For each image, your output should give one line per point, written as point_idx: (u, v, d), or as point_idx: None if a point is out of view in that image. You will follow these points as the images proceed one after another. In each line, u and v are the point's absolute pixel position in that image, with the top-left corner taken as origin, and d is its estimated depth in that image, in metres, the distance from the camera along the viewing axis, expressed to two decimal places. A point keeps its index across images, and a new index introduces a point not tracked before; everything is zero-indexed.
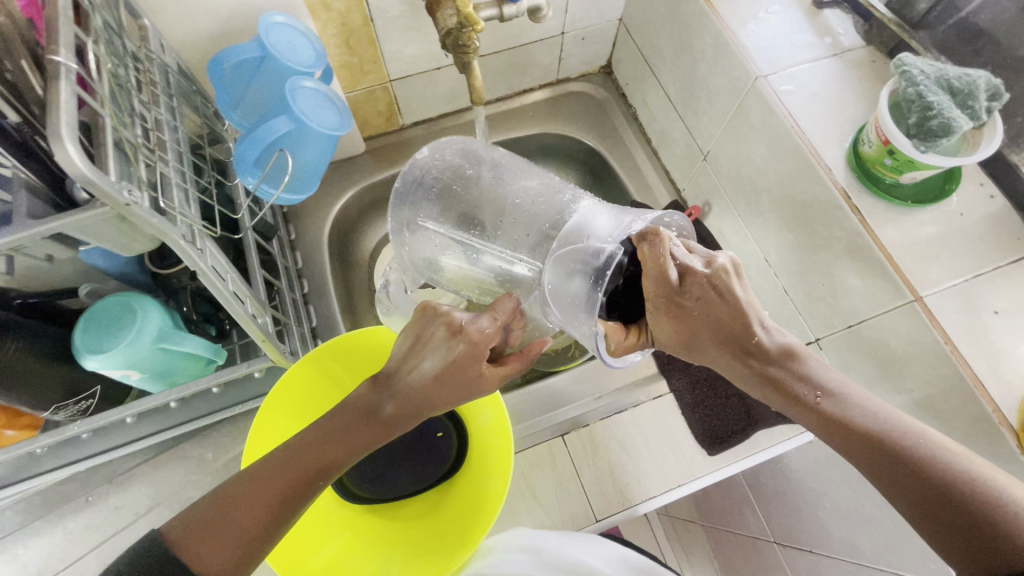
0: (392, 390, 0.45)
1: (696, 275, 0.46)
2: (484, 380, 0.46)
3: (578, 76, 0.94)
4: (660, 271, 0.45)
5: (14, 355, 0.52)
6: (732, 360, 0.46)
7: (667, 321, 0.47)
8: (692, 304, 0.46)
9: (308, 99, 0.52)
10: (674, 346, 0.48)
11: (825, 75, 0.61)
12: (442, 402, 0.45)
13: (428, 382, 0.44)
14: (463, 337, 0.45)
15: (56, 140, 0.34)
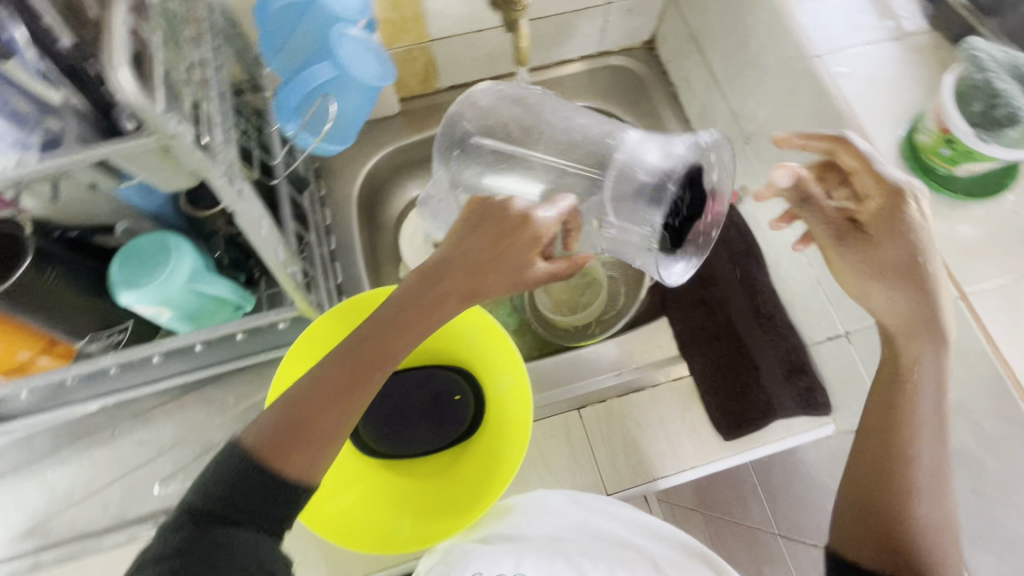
0: (433, 279, 0.48)
1: (812, 183, 0.55)
2: (521, 256, 0.47)
3: (619, 50, 0.92)
4: (821, 209, 0.55)
5: (53, 283, 0.53)
6: (900, 281, 0.49)
7: (864, 239, 0.51)
8: (870, 224, 0.51)
9: (353, 48, 0.51)
10: (901, 258, 0.49)
11: (884, 59, 0.59)
12: (484, 280, 0.47)
13: (463, 261, 0.48)
14: (483, 222, 0.48)
15: (112, 63, 0.34)
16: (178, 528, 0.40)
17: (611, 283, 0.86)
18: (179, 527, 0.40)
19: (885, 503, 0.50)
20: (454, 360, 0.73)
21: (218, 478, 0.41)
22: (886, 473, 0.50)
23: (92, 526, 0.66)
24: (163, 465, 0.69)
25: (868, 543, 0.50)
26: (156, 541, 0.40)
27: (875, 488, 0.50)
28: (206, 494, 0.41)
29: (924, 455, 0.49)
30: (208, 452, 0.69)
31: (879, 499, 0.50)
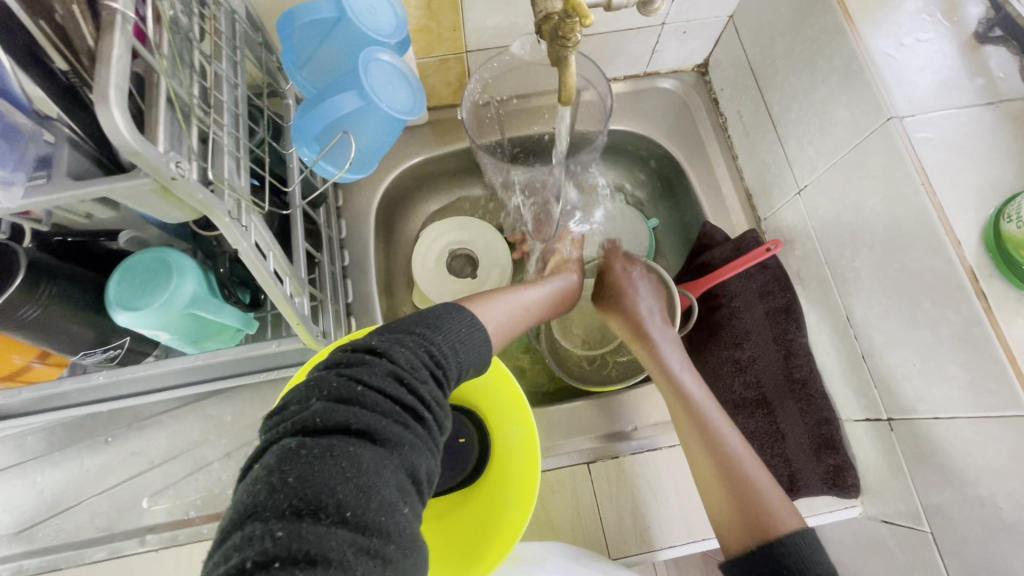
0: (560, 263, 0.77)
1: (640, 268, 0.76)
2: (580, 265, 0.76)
3: (668, 72, 0.85)
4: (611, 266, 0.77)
5: (47, 301, 0.50)
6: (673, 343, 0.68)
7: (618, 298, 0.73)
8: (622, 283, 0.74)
9: (381, 74, 0.46)
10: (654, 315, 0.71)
11: (972, 125, 0.52)
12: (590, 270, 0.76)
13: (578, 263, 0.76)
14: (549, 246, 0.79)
15: (102, 104, 0.30)
16: (405, 351, 0.41)
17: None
18: (419, 364, 0.41)
19: (717, 487, 0.55)
20: (461, 399, 0.69)
21: (460, 337, 0.47)
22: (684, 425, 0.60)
23: (76, 536, 0.65)
24: (154, 479, 0.67)
25: (731, 516, 0.53)
26: (392, 350, 0.41)
27: (707, 458, 0.57)
28: (433, 334, 0.45)
29: (694, 390, 0.62)
30: (200, 470, 0.67)
31: (711, 482, 0.56)
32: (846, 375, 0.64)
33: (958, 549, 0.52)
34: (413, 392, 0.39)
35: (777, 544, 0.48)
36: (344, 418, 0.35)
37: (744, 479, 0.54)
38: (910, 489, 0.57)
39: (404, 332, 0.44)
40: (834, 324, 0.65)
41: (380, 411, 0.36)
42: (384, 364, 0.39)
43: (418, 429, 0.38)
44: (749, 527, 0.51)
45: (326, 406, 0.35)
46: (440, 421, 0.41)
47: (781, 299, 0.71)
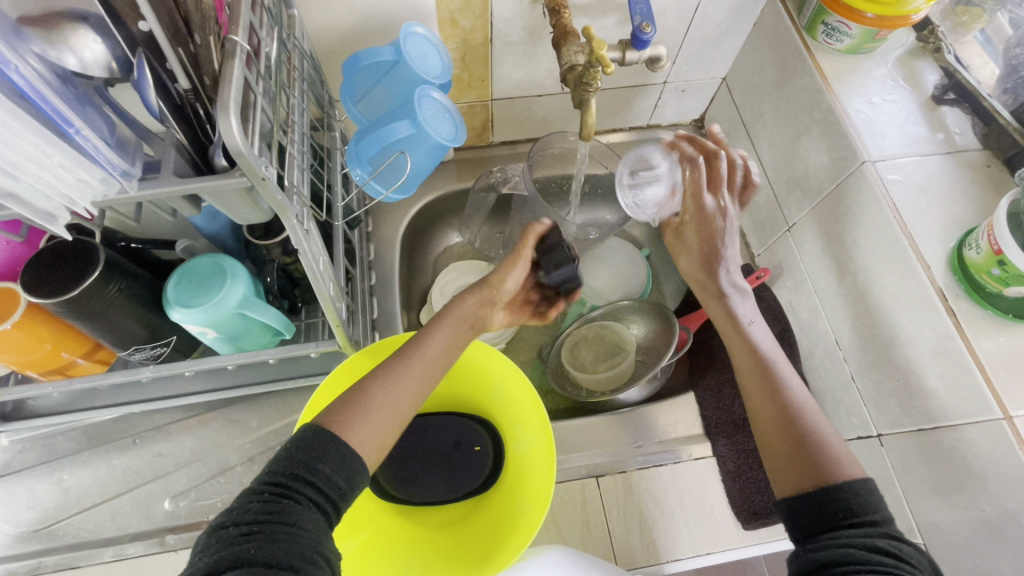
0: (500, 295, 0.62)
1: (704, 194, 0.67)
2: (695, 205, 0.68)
3: (668, 125, 0.95)
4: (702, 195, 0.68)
5: (113, 296, 0.55)
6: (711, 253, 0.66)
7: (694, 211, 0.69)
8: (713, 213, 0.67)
9: (432, 108, 0.55)
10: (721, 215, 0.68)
11: (935, 170, 0.60)
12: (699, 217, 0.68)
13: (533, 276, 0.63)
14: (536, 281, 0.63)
15: (223, 112, 0.37)
16: (256, 499, 0.39)
17: (638, 366, 0.81)
18: (275, 486, 0.40)
19: (784, 423, 0.50)
20: (476, 410, 0.73)
21: (324, 442, 0.43)
22: (767, 402, 0.52)
23: (96, 535, 0.66)
24: (177, 480, 0.69)
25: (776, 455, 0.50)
26: (256, 483, 0.41)
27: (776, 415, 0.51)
28: (298, 461, 0.42)
29: (764, 342, 0.57)
30: (223, 473, 0.69)
31: (772, 423, 0.51)
32: (836, 396, 0.69)
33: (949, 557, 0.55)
34: (272, 512, 0.39)
35: (830, 493, 0.44)
36: (203, 565, 0.36)
37: (810, 429, 0.49)
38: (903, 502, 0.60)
39: (267, 469, 0.41)
40: (825, 348, 0.70)
41: (240, 565, 0.35)
42: (236, 517, 0.38)
43: (282, 538, 0.37)
44: (796, 474, 0.47)
45: (191, 568, 0.36)
46: (320, 547, 0.39)
47: (775, 327, 0.77)
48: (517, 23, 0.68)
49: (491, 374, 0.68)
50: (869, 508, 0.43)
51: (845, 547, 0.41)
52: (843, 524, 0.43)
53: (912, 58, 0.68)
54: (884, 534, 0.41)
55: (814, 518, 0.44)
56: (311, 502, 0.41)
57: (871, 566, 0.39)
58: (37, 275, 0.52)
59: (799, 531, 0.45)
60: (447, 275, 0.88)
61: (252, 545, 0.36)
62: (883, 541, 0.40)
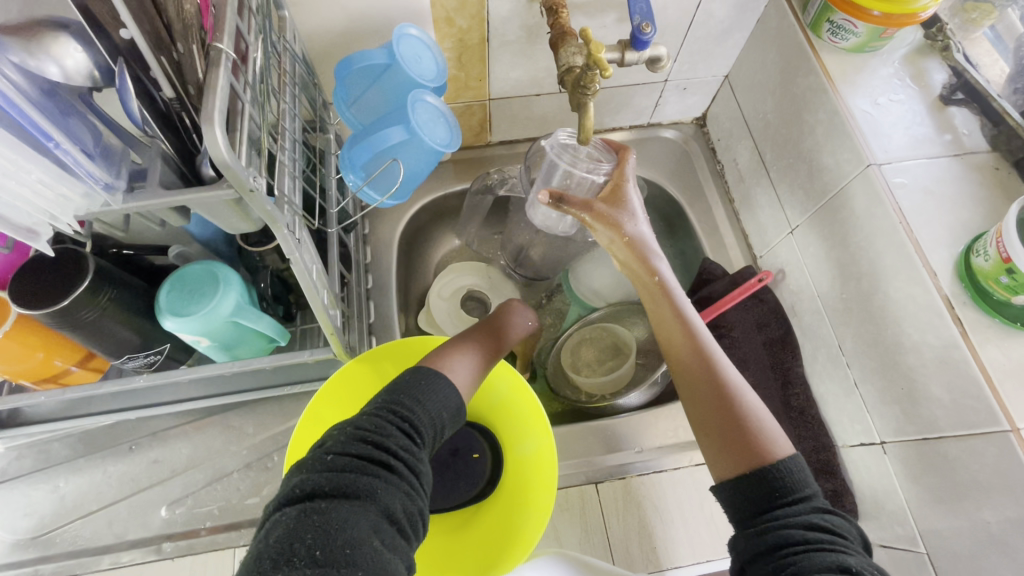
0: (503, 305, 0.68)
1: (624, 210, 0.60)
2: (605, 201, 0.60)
3: (670, 123, 0.94)
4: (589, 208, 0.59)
5: (103, 306, 0.54)
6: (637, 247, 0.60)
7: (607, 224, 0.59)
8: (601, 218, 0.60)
9: (426, 112, 0.53)
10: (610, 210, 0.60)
11: (942, 174, 0.59)
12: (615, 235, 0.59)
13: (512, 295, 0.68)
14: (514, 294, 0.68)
15: (207, 123, 0.36)
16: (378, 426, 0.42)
17: (638, 369, 0.81)
18: (391, 423, 0.42)
19: (712, 404, 0.50)
20: (474, 416, 0.72)
21: (433, 392, 0.47)
22: (697, 382, 0.52)
23: (93, 542, 0.66)
24: (174, 487, 0.68)
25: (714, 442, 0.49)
26: (374, 412, 0.43)
27: (706, 394, 0.51)
28: (414, 401, 0.45)
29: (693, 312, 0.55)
30: (220, 480, 0.69)
31: (704, 405, 0.51)
32: (839, 401, 0.68)
33: (952, 567, 0.54)
34: (388, 448, 0.41)
35: (770, 473, 0.45)
36: (325, 478, 0.38)
37: (741, 408, 0.49)
38: (905, 511, 0.60)
39: (384, 401, 0.44)
40: (828, 353, 0.69)
41: (362, 494, 0.37)
42: (360, 439, 0.40)
43: (396, 478, 0.40)
44: (734, 456, 0.48)
45: (308, 479, 0.38)
46: (420, 503, 0.41)
47: (778, 331, 0.76)
48: (514, 22, 0.67)
49: (493, 382, 0.67)
50: (802, 483, 0.45)
51: (785, 528, 0.42)
52: (780, 503, 0.44)
53: (919, 56, 0.66)
54: (816, 509, 0.44)
55: (750, 500, 0.45)
56: (425, 448, 0.43)
57: (810, 543, 0.41)
58: (24, 284, 0.51)
59: (737, 510, 0.46)
60: (445, 277, 0.87)
61: (372, 476, 0.39)
62: (817, 516, 0.43)
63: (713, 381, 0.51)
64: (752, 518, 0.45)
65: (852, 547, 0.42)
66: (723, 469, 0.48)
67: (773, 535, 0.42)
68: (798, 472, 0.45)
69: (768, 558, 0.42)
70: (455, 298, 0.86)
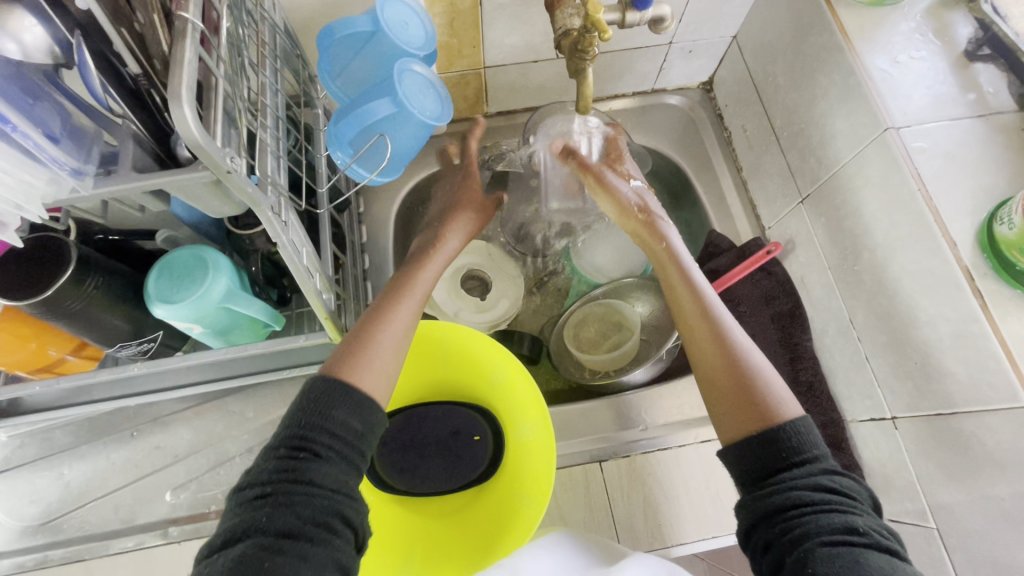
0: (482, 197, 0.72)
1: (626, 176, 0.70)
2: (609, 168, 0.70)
3: (675, 89, 0.89)
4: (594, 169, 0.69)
5: (90, 294, 0.53)
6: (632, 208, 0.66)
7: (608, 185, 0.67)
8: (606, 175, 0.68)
9: (414, 83, 0.51)
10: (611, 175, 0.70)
11: (964, 136, 0.55)
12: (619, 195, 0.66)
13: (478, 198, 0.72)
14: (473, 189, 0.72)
15: (174, 101, 0.33)
16: (276, 456, 0.43)
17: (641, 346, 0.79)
18: (293, 452, 0.43)
19: (724, 367, 0.50)
20: (475, 398, 0.71)
21: (335, 399, 0.45)
22: (706, 341, 0.53)
23: (100, 527, 0.66)
24: (177, 472, 0.69)
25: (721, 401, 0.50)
26: (277, 440, 0.44)
27: (714, 357, 0.51)
28: (311, 415, 0.44)
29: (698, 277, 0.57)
30: (222, 464, 0.69)
31: (714, 363, 0.51)
32: (849, 377, 0.66)
33: (963, 544, 0.53)
34: (292, 475, 0.41)
35: (775, 432, 0.45)
36: (233, 529, 0.40)
37: (750, 369, 0.50)
38: (916, 486, 0.58)
39: (286, 427, 0.44)
40: (838, 326, 0.67)
41: (260, 533, 0.39)
42: (261, 477, 0.42)
43: (301, 493, 0.41)
44: (743, 414, 0.48)
45: (224, 529, 0.40)
46: (336, 508, 0.42)
47: (786, 305, 0.74)
48: None
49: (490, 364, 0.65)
50: (808, 444, 0.45)
51: (794, 490, 0.42)
52: (787, 465, 0.44)
53: (943, 8, 0.61)
54: (825, 470, 0.43)
55: (757, 462, 0.45)
56: (329, 462, 0.43)
57: (819, 505, 0.41)
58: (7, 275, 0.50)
59: (744, 472, 0.46)
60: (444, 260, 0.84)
61: (275, 506, 0.40)
62: (826, 478, 0.43)
63: (722, 348, 0.51)
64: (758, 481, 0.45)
65: (860, 509, 0.42)
66: (733, 427, 0.48)
67: (784, 497, 0.42)
68: (799, 442, 0.44)
69: (774, 521, 0.42)
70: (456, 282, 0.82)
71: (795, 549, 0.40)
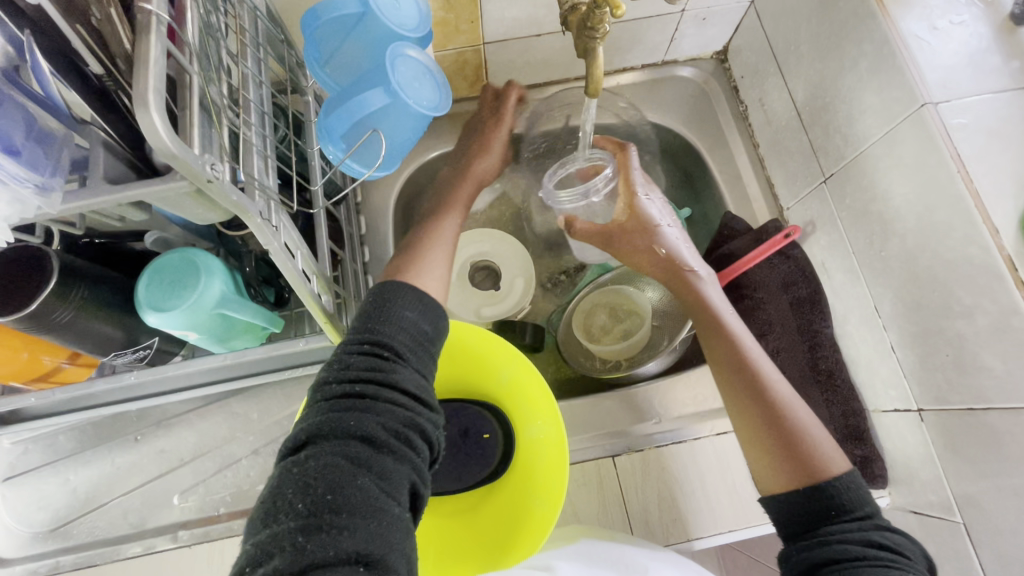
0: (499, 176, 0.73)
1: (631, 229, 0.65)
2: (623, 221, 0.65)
3: (687, 60, 0.84)
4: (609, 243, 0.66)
5: (78, 306, 0.50)
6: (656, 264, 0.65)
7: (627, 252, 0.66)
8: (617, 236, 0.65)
9: (408, 69, 0.47)
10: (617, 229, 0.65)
11: (1009, 110, 0.51)
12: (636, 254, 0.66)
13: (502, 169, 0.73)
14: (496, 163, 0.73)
15: (141, 108, 0.30)
16: (355, 353, 0.44)
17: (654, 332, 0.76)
18: (370, 360, 0.43)
19: (766, 425, 0.53)
20: (484, 396, 0.69)
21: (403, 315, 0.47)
22: (737, 399, 0.56)
23: (110, 533, 0.66)
24: (185, 475, 0.68)
25: (761, 458, 0.53)
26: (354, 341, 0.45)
27: (757, 411, 0.54)
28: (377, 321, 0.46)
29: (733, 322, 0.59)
30: (229, 467, 0.68)
31: (756, 421, 0.54)
32: (871, 366, 0.64)
33: (992, 541, 0.52)
34: (375, 380, 0.42)
35: (826, 488, 0.48)
36: (312, 424, 0.39)
37: (795, 423, 0.52)
38: (942, 479, 0.57)
39: (356, 329, 0.46)
40: (862, 314, 0.64)
41: (343, 433, 0.38)
42: (340, 374, 0.42)
43: (377, 401, 0.41)
44: (790, 470, 0.51)
45: (301, 428, 0.40)
46: (414, 422, 0.42)
47: (806, 291, 0.70)
48: None
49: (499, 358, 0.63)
50: (860, 503, 0.48)
51: (844, 542, 0.45)
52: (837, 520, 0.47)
53: None
54: (876, 526, 0.46)
55: (803, 514, 0.49)
56: (405, 364, 0.44)
57: (868, 558, 0.44)
58: None
59: (793, 529, 0.49)
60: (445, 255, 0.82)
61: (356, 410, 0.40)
62: (876, 534, 0.45)
63: (760, 407, 0.54)
64: (808, 534, 0.48)
65: (913, 566, 0.44)
66: (776, 484, 0.51)
67: (830, 546, 0.45)
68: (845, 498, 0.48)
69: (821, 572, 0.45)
70: (462, 277, 0.81)
71: None
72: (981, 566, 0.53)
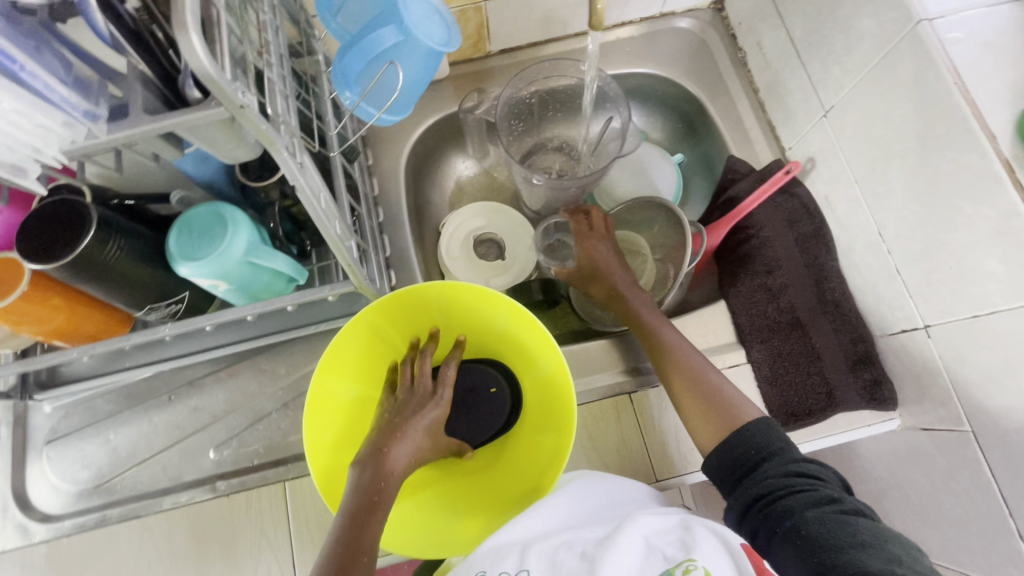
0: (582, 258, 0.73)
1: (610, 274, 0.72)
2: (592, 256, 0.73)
3: (684, 11, 0.85)
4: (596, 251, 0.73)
5: (115, 256, 0.53)
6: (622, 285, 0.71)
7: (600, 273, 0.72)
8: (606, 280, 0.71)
9: (419, 9, 0.49)
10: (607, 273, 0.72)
11: (1003, 24, 0.52)
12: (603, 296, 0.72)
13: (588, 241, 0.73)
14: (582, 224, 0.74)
15: (181, 29, 0.32)
16: None
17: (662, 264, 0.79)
18: None
19: (702, 404, 0.60)
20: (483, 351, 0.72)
21: None
22: (675, 384, 0.62)
23: (152, 487, 0.68)
24: (218, 431, 0.70)
25: (699, 432, 0.60)
26: None
27: (693, 396, 0.60)
28: None
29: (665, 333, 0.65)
30: (260, 421, 0.70)
31: (695, 406, 0.60)
32: (877, 291, 0.65)
33: (1000, 442, 0.54)
34: None
35: (749, 435, 0.56)
36: None
37: (725, 397, 0.59)
38: (950, 392, 0.58)
39: None
40: (866, 241, 0.66)
41: None
42: None
43: None
44: (717, 433, 0.58)
45: None
46: None
47: (809, 226, 0.72)
48: None
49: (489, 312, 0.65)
50: (773, 439, 0.56)
51: (770, 480, 0.52)
52: (763, 460, 0.54)
53: None
54: (795, 460, 0.54)
55: (732, 465, 0.56)
56: None
57: (790, 488, 0.51)
58: (33, 240, 0.50)
59: (724, 474, 0.56)
60: (450, 225, 0.83)
61: None
62: (796, 466, 0.53)
63: (703, 404, 0.60)
64: (738, 480, 0.55)
65: (824, 481, 0.52)
66: (708, 446, 0.59)
67: (761, 487, 0.52)
68: (761, 436, 0.56)
69: (755, 506, 0.52)
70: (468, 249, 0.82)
71: (782, 521, 0.50)
72: (990, 470, 0.55)
